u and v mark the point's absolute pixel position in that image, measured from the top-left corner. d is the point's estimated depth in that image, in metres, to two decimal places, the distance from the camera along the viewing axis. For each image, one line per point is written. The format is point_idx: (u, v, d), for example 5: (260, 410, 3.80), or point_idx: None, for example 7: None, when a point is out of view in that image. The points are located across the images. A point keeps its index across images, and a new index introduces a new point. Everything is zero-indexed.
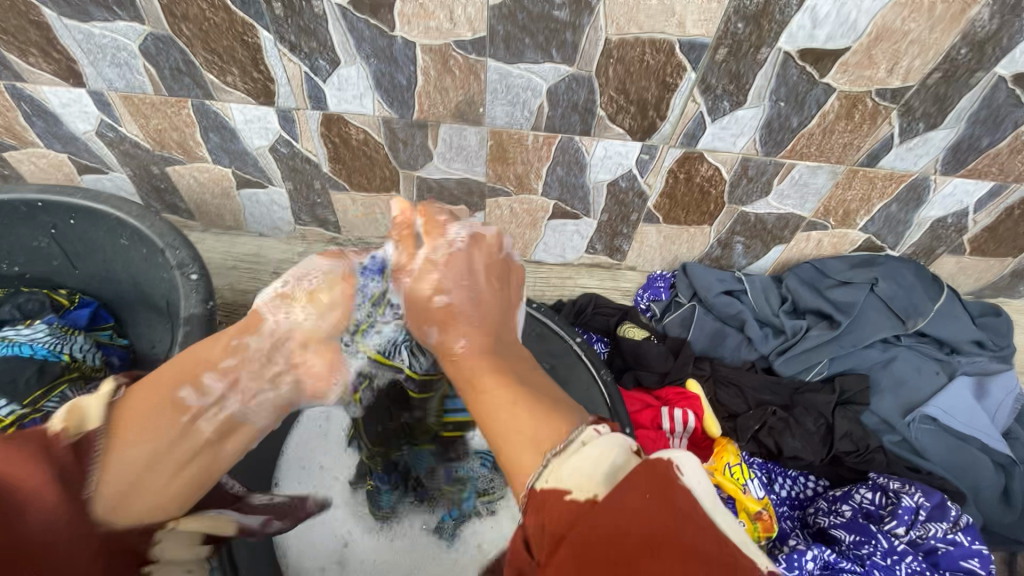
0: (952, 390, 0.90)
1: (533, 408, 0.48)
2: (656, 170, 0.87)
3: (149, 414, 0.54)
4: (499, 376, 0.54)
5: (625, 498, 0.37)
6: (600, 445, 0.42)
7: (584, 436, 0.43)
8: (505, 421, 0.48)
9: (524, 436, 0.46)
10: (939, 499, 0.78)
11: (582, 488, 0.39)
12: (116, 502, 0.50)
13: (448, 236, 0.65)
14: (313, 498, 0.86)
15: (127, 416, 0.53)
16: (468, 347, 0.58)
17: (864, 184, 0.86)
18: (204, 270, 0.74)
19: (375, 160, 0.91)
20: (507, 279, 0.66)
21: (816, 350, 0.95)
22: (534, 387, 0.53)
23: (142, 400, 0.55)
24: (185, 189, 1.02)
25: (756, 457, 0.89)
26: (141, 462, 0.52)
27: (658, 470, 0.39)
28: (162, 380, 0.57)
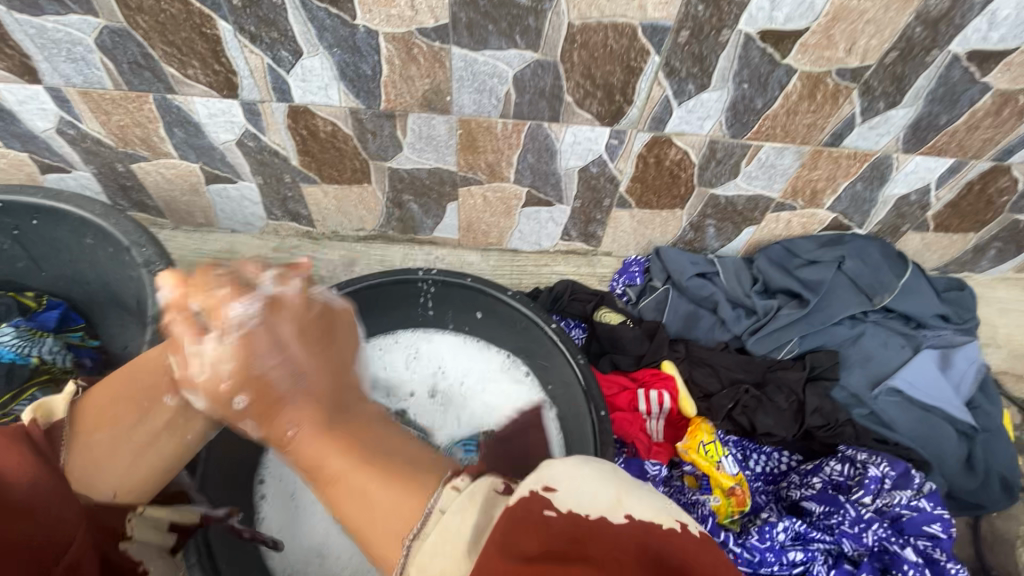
0: (917, 362, 0.93)
1: (385, 488, 0.45)
2: (626, 154, 0.88)
3: (110, 411, 0.55)
4: (346, 452, 0.49)
5: (506, 528, 0.37)
6: (457, 504, 0.41)
7: (444, 501, 0.42)
8: (358, 510, 0.45)
9: (380, 526, 0.43)
10: (904, 468, 0.81)
11: (454, 555, 0.38)
12: (86, 472, 0.53)
13: (233, 310, 0.56)
14: (298, 494, 0.86)
15: (88, 418, 0.54)
16: (298, 432, 0.52)
17: (829, 163, 0.87)
18: (172, 267, 0.73)
19: (344, 152, 0.90)
20: (331, 329, 0.63)
21: (787, 329, 0.97)
22: (386, 455, 0.49)
23: (99, 400, 0.56)
24: (153, 187, 1.00)
25: (732, 435, 0.91)
26: (105, 449, 0.54)
27: (534, 499, 0.39)
28: (121, 376, 0.58)
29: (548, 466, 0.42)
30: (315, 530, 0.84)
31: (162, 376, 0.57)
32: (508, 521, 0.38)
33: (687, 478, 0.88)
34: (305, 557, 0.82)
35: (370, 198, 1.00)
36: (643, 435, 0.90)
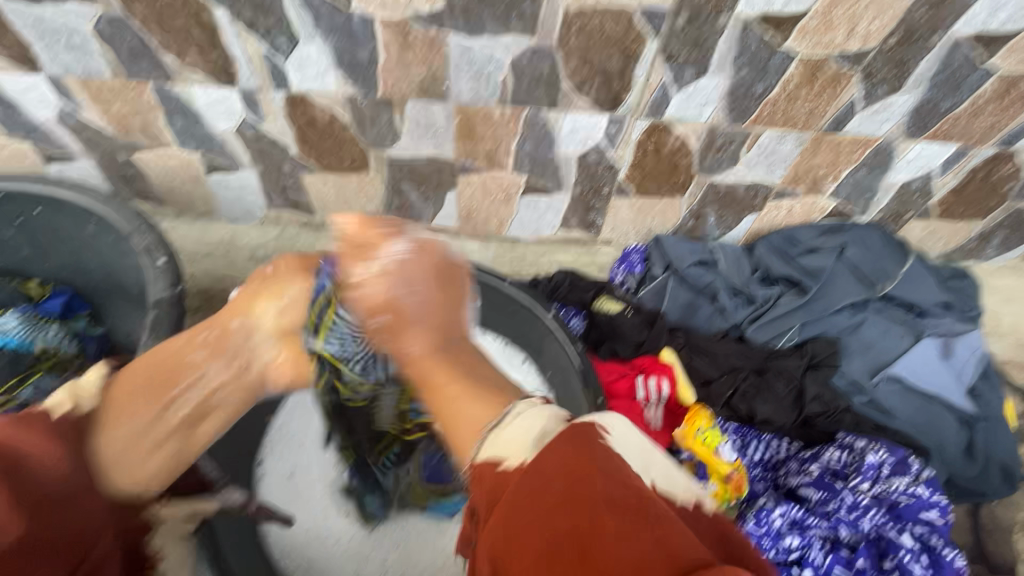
0: (918, 351, 0.92)
1: (470, 391, 0.60)
2: (625, 142, 0.87)
3: (137, 390, 0.61)
4: (453, 374, 0.63)
5: (556, 473, 0.45)
6: (529, 414, 0.53)
7: (517, 410, 0.54)
8: (450, 407, 0.59)
9: (473, 412, 0.57)
10: (902, 455, 0.80)
11: (514, 455, 0.49)
12: (114, 459, 0.57)
13: (390, 250, 0.68)
14: (296, 475, 0.87)
15: (118, 397, 0.60)
16: (422, 350, 0.65)
17: (830, 150, 0.87)
18: (172, 255, 0.73)
19: (343, 140, 0.90)
20: (455, 275, 0.71)
21: (786, 317, 0.96)
22: (474, 367, 0.64)
23: (132, 380, 0.62)
24: (154, 176, 1.01)
25: (730, 423, 0.91)
26: (124, 439, 0.58)
27: (589, 429, 0.49)
28: (172, 352, 0.65)
29: (606, 414, 0.52)
30: (312, 511, 0.87)
31: (183, 363, 0.65)
32: (575, 446, 0.47)
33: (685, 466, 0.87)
34: (303, 538, 0.85)
35: (370, 187, 1.00)
36: (641, 421, 0.90)
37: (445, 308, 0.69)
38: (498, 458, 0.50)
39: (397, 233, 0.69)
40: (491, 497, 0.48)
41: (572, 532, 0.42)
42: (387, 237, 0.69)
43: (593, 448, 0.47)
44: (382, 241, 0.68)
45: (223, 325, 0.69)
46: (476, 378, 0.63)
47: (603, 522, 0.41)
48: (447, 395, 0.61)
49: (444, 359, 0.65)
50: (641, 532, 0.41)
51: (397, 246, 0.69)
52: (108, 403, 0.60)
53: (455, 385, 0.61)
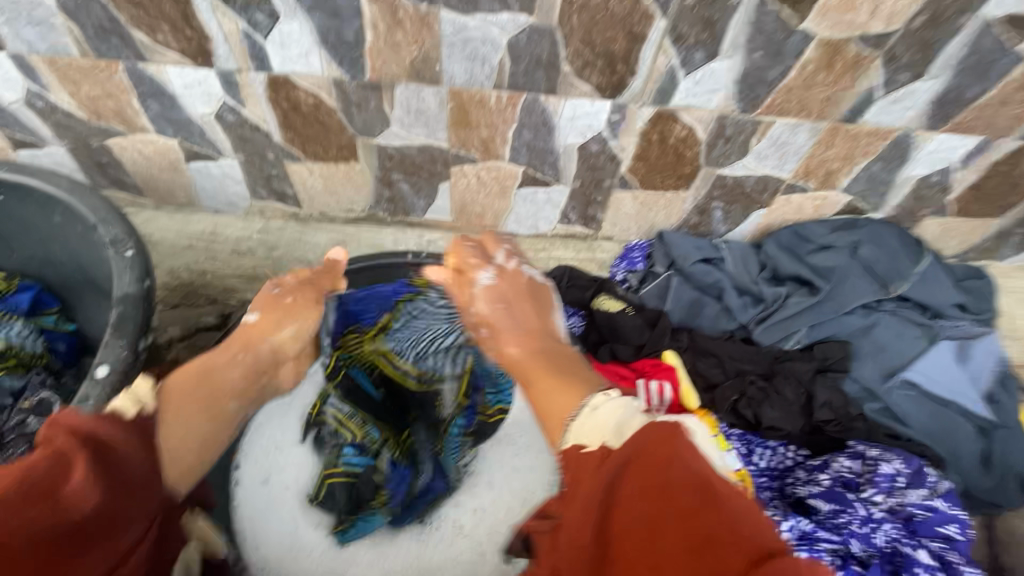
0: (933, 354, 0.88)
1: (558, 386, 0.58)
2: (629, 131, 0.82)
3: (193, 395, 0.62)
4: (545, 376, 0.61)
5: (631, 469, 0.44)
6: (609, 406, 0.51)
7: (597, 400, 0.53)
8: (540, 401, 0.58)
9: (556, 398, 0.57)
10: (918, 465, 0.76)
11: (595, 440, 0.49)
12: (171, 455, 0.57)
13: (482, 275, 0.73)
14: (271, 480, 0.82)
15: (176, 397, 0.60)
16: (525, 358, 0.64)
17: (846, 141, 0.82)
18: (141, 247, 0.68)
19: (329, 126, 0.85)
20: (541, 293, 0.73)
21: (795, 318, 0.92)
22: (558, 364, 0.63)
23: (188, 393, 0.61)
24: (130, 164, 0.95)
25: (736, 429, 0.87)
26: (177, 440, 0.58)
27: (669, 427, 0.45)
28: (212, 364, 0.66)
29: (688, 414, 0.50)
30: (283, 520, 0.81)
31: (220, 372, 0.66)
32: (656, 440, 0.44)
33: None
34: (276, 552, 0.79)
35: (358, 177, 0.95)
36: None
37: (540, 317, 0.70)
38: (580, 442, 0.50)
39: (489, 262, 0.74)
40: (574, 477, 0.47)
41: (653, 522, 0.41)
42: (479, 266, 0.73)
43: (675, 443, 0.44)
44: (473, 270, 0.73)
45: (256, 350, 0.70)
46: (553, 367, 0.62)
47: (667, 502, 0.41)
48: (541, 385, 0.60)
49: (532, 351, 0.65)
50: (706, 518, 0.40)
51: (484, 274, 0.73)
52: (165, 402, 0.59)
53: (548, 382, 0.59)
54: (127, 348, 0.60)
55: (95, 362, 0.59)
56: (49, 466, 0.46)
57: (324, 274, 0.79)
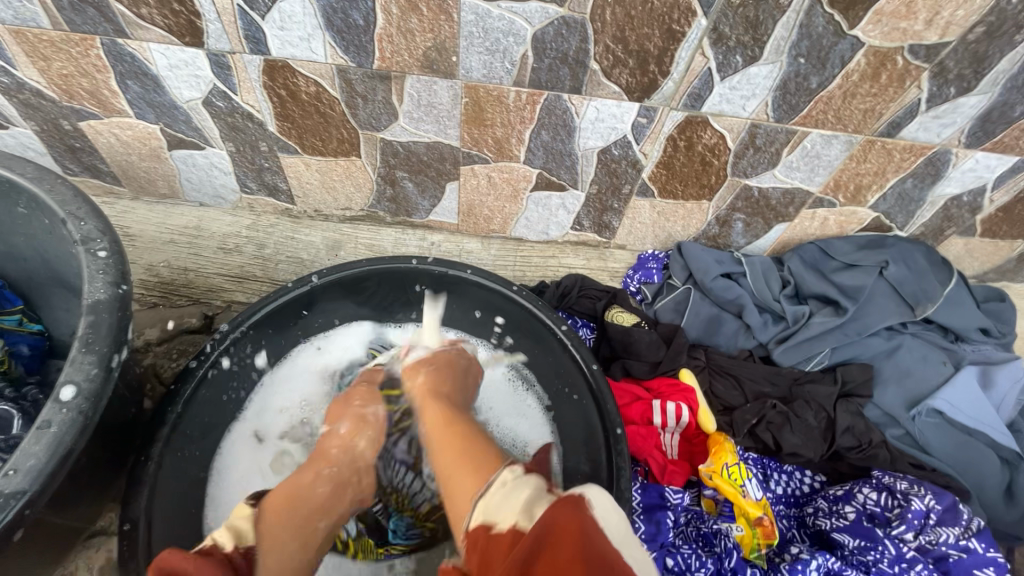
0: (959, 381, 0.84)
1: (462, 468, 0.57)
2: (654, 136, 0.77)
3: (286, 521, 0.61)
4: (442, 413, 0.67)
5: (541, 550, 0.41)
6: (515, 484, 0.51)
7: (505, 477, 0.52)
8: (443, 468, 0.59)
9: (467, 475, 0.55)
10: (951, 502, 0.73)
11: (506, 519, 0.47)
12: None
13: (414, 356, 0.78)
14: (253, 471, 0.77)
15: (270, 521, 0.61)
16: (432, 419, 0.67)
17: (881, 156, 0.77)
18: (116, 246, 0.60)
19: (330, 118, 0.78)
20: (451, 370, 0.76)
21: (818, 338, 0.88)
22: (468, 437, 0.62)
23: (275, 506, 0.62)
24: (107, 150, 0.87)
25: (752, 453, 0.83)
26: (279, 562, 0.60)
27: (570, 507, 0.44)
28: (298, 480, 0.65)
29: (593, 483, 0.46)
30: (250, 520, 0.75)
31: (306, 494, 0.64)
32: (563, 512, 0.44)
33: (705, 502, 0.79)
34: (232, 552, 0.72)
35: (359, 172, 0.88)
36: (657, 452, 0.81)
37: (454, 393, 0.72)
38: (488, 522, 0.48)
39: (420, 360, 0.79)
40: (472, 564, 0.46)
41: None
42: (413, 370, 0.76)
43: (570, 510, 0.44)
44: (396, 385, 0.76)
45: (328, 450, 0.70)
46: (458, 444, 0.61)
47: None
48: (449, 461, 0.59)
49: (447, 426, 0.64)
50: None
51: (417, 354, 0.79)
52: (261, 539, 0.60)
53: (456, 458, 0.59)
54: (96, 365, 0.53)
55: (60, 380, 0.52)
56: None
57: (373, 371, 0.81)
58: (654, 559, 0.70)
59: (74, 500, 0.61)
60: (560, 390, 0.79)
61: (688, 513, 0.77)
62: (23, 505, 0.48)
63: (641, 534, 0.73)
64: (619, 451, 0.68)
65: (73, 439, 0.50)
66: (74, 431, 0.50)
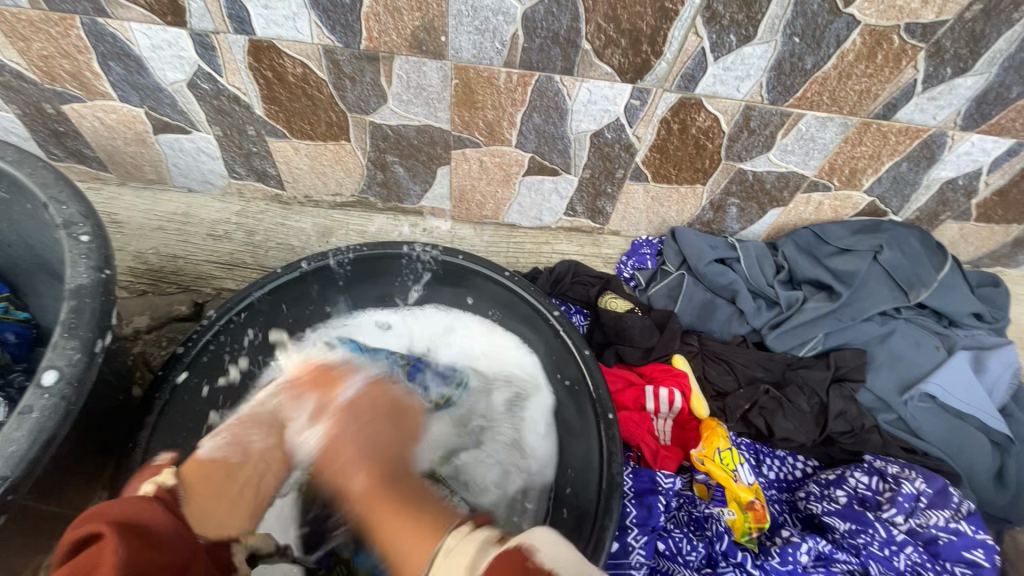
0: (952, 366, 0.84)
1: (408, 525, 0.54)
2: (648, 119, 0.76)
3: (211, 477, 0.60)
4: (368, 473, 0.61)
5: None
6: (464, 545, 0.47)
7: (453, 539, 0.49)
8: (387, 526, 0.56)
9: (409, 527, 0.54)
10: (940, 486, 0.73)
11: None
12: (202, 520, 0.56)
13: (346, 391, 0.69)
14: None
15: (193, 472, 0.59)
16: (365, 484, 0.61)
17: (876, 139, 0.76)
18: (98, 230, 0.59)
19: (318, 101, 0.76)
20: (405, 416, 0.70)
21: (812, 324, 0.88)
22: (413, 500, 0.59)
23: (197, 467, 0.60)
24: (91, 134, 0.85)
25: (745, 438, 0.83)
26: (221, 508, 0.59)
27: (513, 554, 0.44)
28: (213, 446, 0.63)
29: (537, 528, 0.47)
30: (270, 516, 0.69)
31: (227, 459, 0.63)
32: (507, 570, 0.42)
33: (697, 487, 0.78)
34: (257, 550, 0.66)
35: (349, 157, 0.86)
36: (650, 438, 0.81)
37: (389, 445, 0.65)
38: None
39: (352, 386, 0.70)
40: None
41: None
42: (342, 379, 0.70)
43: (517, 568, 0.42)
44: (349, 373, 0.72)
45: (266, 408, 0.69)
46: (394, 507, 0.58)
47: None
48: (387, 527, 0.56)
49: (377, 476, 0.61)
50: None
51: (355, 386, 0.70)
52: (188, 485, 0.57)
53: (396, 518, 0.56)
54: (79, 350, 0.52)
55: (41, 365, 0.51)
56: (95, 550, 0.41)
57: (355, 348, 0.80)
58: (645, 543, 0.70)
59: (61, 487, 0.60)
60: (555, 376, 0.79)
61: (679, 498, 0.77)
62: (4, 491, 0.47)
63: (632, 518, 0.73)
64: (612, 435, 0.68)
65: (55, 425, 0.50)
66: (56, 416, 0.50)
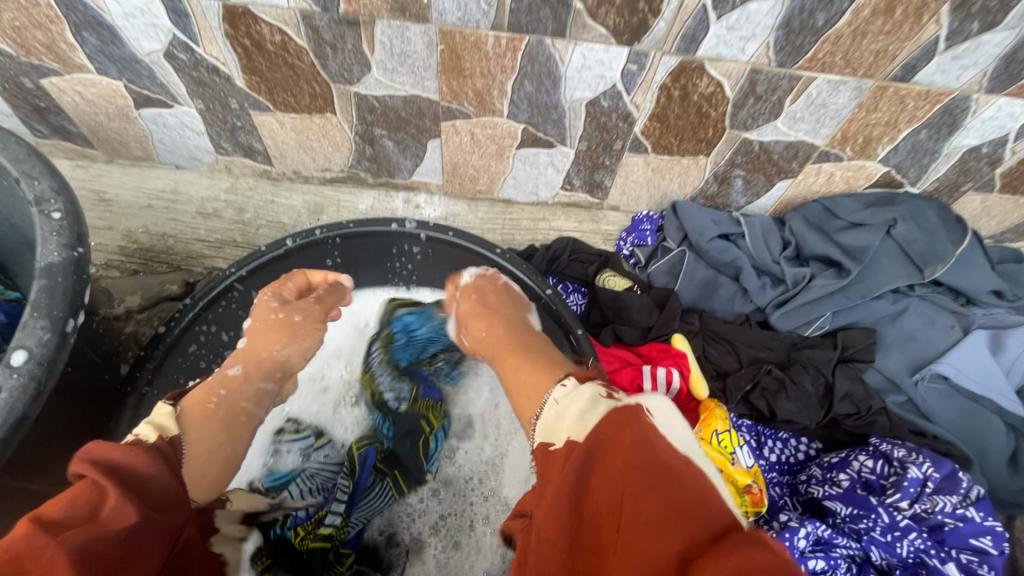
0: (967, 346, 0.80)
1: (529, 383, 0.59)
2: (646, 85, 0.71)
3: (207, 424, 0.59)
4: (508, 348, 0.67)
5: (612, 466, 0.41)
6: (575, 404, 0.50)
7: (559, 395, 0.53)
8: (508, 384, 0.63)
9: (528, 387, 0.59)
10: (949, 470, 0.70)
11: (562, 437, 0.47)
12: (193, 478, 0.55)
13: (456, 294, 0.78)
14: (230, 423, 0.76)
15: (196, 417, 0.58)
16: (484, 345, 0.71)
17: (893, 104, 0.71)
18: (72, 208, 0.58)
19: (299, 71, 0.73)
20: (501, 300, 0.74)
21: (819, 302, 0.84)
22: (530, 361, 0.63)
23: (197, 413, 0.59)
24: (73, 109, 0.83)
25: (745, 420, 0.80)
26: (205, 462, 0.56)
27: (630, 413, 0.44)
28: (213, 382, 0.64)
29: (653, 396, 0.47)
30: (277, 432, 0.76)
31: (225, 402, 0.62)
32: (619, 427, 0.43)
33: None
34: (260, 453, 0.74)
35: (336, 131, 0.84)
36: None
37: (510, 324, 0.71)
38: (549, 441, 0.49)
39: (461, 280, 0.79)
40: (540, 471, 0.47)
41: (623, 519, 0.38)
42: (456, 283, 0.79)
43: (633, 430, 0.42)
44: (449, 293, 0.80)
45: (256, 354, 0.70)
46: (524, 365, 0.63)
47: (642, 502, 0.38)
48: (515, 380, 0.61)
49: (497, 350, 0.68)
50: (671, 498, 0.38)
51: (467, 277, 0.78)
52: (186, 431, 0.56)
53: (516, 372, 0.62)
54: (49, 330, 0.51)
55: (10, 346, 0.50)
56: (90, 500, 0.42)
57: (329, 293, 0.79)
58: None
59: (44, 469, 0.60)
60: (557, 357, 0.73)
61: None
62: None
63: None
64: None
65: (26, 406, 0.49)
66: (25, 397, 0.49)
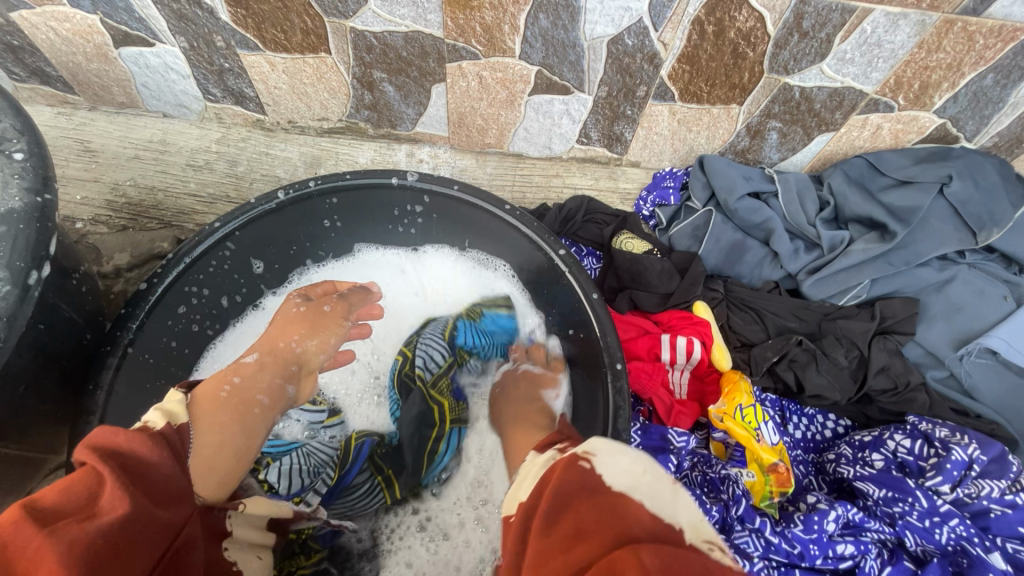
0: (1022, 319, 0.73)
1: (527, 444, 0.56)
2: (677, 19, 0.62)
3: (220, 412, 0.54)
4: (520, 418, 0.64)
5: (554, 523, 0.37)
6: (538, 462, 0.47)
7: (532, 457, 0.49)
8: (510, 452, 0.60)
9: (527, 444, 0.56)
10: (997, 452, 0.64)
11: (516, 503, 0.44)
12: (202, 470, 0.49)
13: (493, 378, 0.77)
14: None
15: (204, 405, 0.53)
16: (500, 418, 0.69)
17: (959, 41, 0.61)
18: (36, 149, 0.52)
19: (287, 2, 0.65)
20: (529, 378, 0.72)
21: (857, 269, 0.77)
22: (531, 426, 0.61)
23: (207, 402, 0.54)
24: (48, 48, 0.77)
25: (769, 394, 0.75)
26: (214, 454, 0.51)
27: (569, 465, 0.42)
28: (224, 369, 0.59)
29: (596, 437, 0.44)
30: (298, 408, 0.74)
31: (236, 389, 0.57)
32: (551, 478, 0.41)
33: (714, 445, 0.73)
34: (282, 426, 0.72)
35: (332, 74, 0.77)
36: (664, 391, 0.74)
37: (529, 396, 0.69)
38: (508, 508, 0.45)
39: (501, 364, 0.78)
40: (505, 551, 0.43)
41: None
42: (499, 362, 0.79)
43: (566, 471, 0.41)
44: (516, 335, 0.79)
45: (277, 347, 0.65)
46: (524, 423, 0.63)
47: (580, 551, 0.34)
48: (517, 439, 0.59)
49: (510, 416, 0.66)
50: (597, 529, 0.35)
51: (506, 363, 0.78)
52: (196, 416, 0.52)
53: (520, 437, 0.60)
54: (9, 282, 0.47)
55: None
56: (89, 485, 0.38)
57: (354, 293, 0.76)
58: None
59: (24, 429, 0.58)
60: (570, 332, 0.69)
61: (693, 456, 0.71)
62: None
63: None
64: (619, 388, 0.61)
65: None
66: None
